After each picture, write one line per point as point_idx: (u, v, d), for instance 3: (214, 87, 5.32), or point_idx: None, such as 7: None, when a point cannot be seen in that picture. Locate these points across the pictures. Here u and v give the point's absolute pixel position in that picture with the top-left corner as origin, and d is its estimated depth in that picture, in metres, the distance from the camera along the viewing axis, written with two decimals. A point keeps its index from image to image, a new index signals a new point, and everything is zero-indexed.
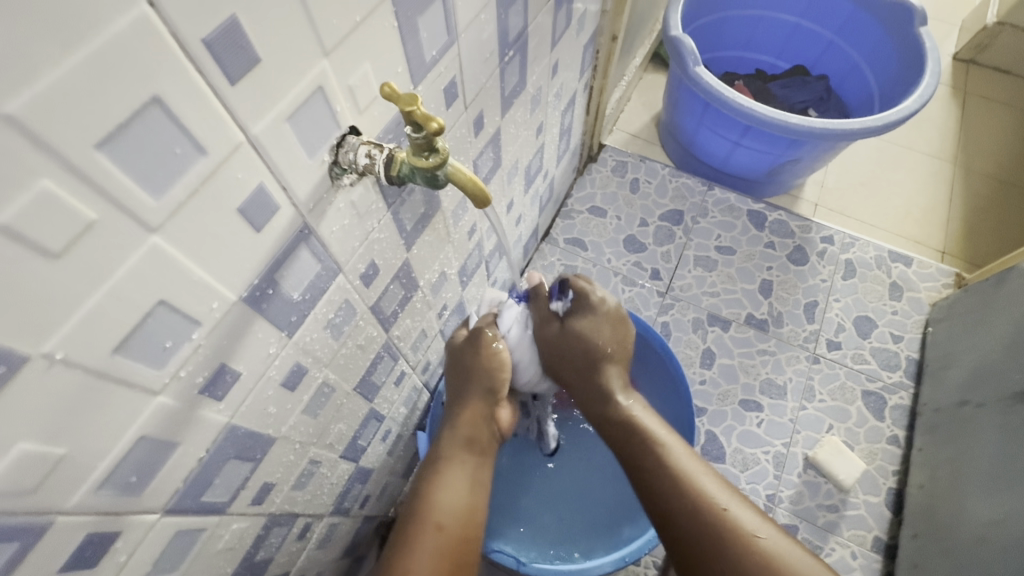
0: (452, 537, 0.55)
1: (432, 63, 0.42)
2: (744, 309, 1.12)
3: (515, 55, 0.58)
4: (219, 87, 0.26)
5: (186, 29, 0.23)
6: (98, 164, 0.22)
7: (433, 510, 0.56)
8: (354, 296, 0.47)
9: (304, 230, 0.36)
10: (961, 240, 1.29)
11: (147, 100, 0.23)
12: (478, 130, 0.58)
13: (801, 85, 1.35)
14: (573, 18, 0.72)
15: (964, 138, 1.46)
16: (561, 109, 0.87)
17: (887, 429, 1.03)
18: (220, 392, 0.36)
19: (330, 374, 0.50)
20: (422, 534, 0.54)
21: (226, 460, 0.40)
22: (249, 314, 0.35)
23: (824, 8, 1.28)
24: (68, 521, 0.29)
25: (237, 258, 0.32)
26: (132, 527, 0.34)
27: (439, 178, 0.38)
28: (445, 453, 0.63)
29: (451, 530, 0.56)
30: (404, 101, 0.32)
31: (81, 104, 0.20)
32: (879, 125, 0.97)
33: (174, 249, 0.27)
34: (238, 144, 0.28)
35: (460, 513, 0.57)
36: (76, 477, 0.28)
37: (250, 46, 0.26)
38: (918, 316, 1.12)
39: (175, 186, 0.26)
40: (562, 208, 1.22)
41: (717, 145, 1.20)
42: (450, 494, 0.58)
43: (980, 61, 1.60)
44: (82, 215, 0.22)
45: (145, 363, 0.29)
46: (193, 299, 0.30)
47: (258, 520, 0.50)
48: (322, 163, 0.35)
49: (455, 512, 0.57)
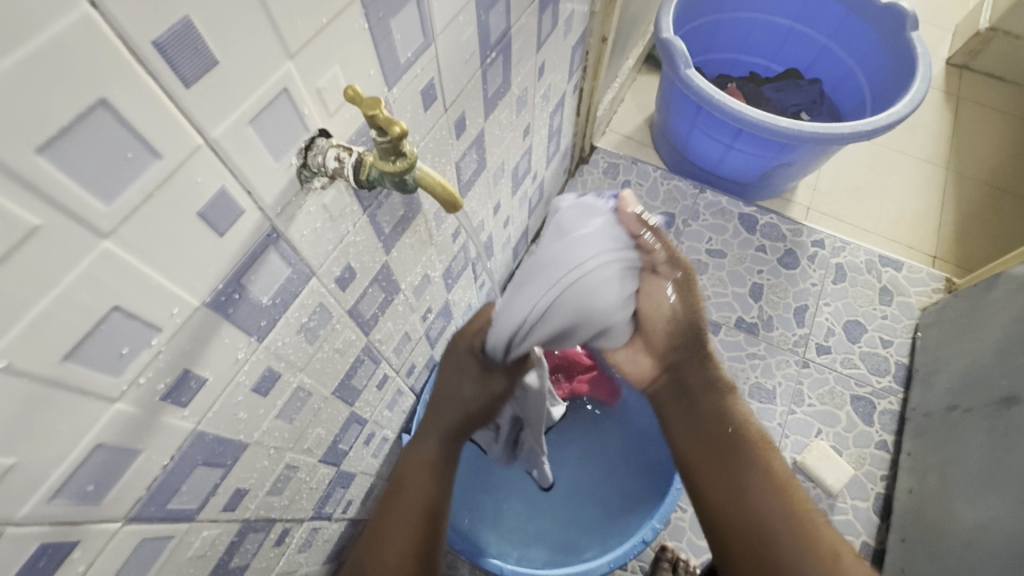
0: (419, 538, 0.54)
1: (407, 65, 0.42)
2: (735, 313, 1.12)
3: (498, 56, 0.58)
4: (173, 89, 0.25)
5: (134, 30, 0.22)
6: (40, 168, 0.21)
7: (404, 511, 0.55)
8: (330, 300, 0.47)
9: (272, 234, 0.36)
10: (952, 245, 1.29)
11: (93, 103, 0.22)
12: (460, 132, 0.57)
13: (794, 88, 1.34)
14: (560, 20, 0.72)
15: (956, 143, 1.46)
16: (549, 111, 0.87)
17: (876, 434, 1.02)
18: (185, 399, 0.35)
19: (305, 378, 0.49)
20: (389, 529, 0.54)
21: (194, 467, 0.39)
22: (214, 320, 0.34)
23: (817, 12, 1.28)
24: (20, 532, 0.28)
25: (200, 263, 0.31)
26: (92, 536, 0.33)
27: (408, 182, 0.37)
28: (421, 456, 0.59)
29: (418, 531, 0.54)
30: (367, 105, 0.31)
31: (19, 106, 0.20)
32: (870, 130, 0.97)
33: (129, 254, 0.27)
34: (196, 147, 0.28)
35: (430, 515, 0.56)
36: (26, 487, 0.27)
37: (206, 49, 0.25)
38: (907, 320, 1.12)
39: (127, 192, 0.25)
40: (552, 210, 1.21)
41: (709, 148, 1.20)
42: (420, 499, 0.56)
43: (973, 66, 1.60)
44: (24, 221, 0.22)
45: (100, 370, 0.28)
46: (152, 305, 0.29)
47: (231, 526, 0.49)
48: (290, 166, 0.35)
49: (424, 515, 0.55)
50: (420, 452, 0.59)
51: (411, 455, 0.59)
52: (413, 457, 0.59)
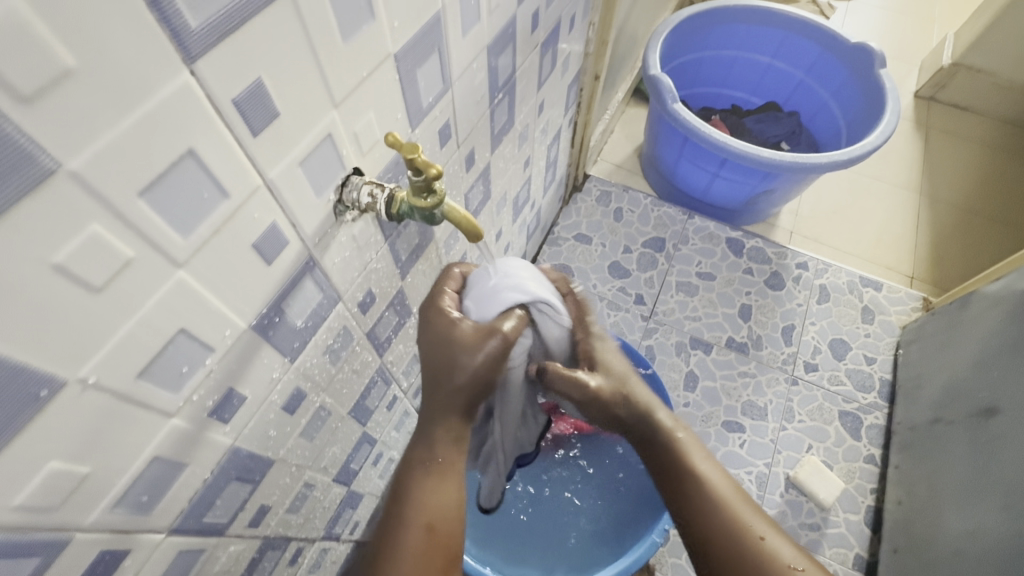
0: (446, 542, 0.49)
1: (428, 108, 0.46)
2: (725, 332, 1.16)
3: (504, 97, 0.63)
4: (244, 137, 0.29)
5: (219, 89, 0.26)
6: (139, 210, 0.25)
7: (424, 510, 0.49)
8: (352, 323, 0.50)
9: (309, 262, 0.39)
10: (928, 266, 1.36)
11: (184, 153, 0.26)
12: (470, 165, 0.62)
13: (774, 120, 1.43)
14: (558, 61, 0.78)
15: (927, 170, 1.54)
16: (547, 142, 0.92)
17: (864, 448, 1.06)
18: (227, 415, 0.38)
19: (326, 398, 0.52)
20: (404, 531, 0.48)
21: (228, 481, 0.42)
22: (257, 341, 0.37)
23: (791, 50, 1.37)
24: (84, 539, 0.30)
25: (250, 289, 0.35)
26: (140, 546, 0.35)
27: (436, 215, 0.41)
28: (430, 451, 0.52)
29: (442, 535, 0.49)
30: (407, 150, 0.35)
31: (128, 157, 0.23)
32: (846, 159, 1.04)
33: (197, 282, 0.30)
34: (256, 187, 0.31)
35: (451, 513, 0.50)
36: (95, 496, 0.30)
37: (271, 103, 0.29)
38: (889, 338, 1.17)
39: (201, 227, 0.29)
40: (549, 236, 1.26)
41: (696, 176, 1.26)
42: (440, 495, 0.50)
43: (939, 98, 1.70)
44: (122, 254, 0.25)
45: (164, 387, 0.31)
46: (209, 326, 0.32)
47: (253, 543, 0.51)
48: (328, 201, 0.38)
49: (446, 514, 0.50)
50: (430, 446, 0.52)
51: (419, 454, 0.52)
52: (423, 452, 0.52)
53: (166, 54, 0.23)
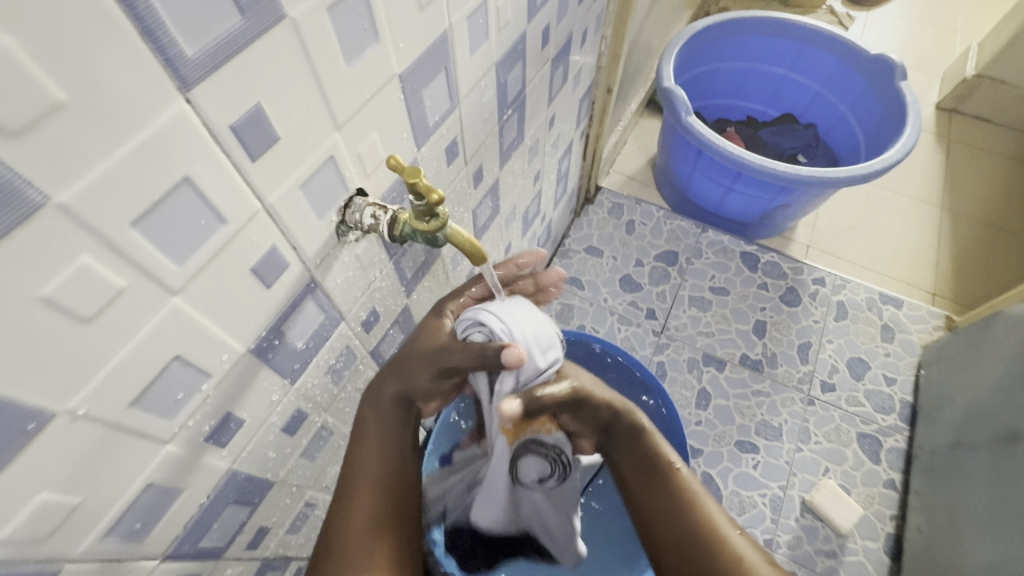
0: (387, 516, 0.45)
1: (435, 126, 0.46)
2: (739, 349, 1.14)
3: (513, 113, 0.62)
4: (242, 163, 0.28)
5: (216, 116, 0.25)
6: (132, 239, 0.24)
7: (367, 479, 0.46)
8: (355, 342, 0.49)
9: (310, 283, 0.39)
10: (951, 282, 1.32)
11: (179, 181, 0.25)
12: (478, 181, 0.61)
13: (790, 132, 1.40)
14: (569, 75, 0.77)
15: (949, 183, 1.50)
16: (558, 156, 0.91)
17: (884, 472, 1.03)
18: (225, 439, 0.37)
19: (329, 418, 0.51)
20: (351, 499, 0.45)
21: (226, 505, 0.41)
22: (256, 364, 0.37)
23: (808, 62, 1.35)
24: (74, 569, 0.30)
25: (248, 313, 0.34)
26: (133, 573, 0.35)
27: (439, 238, 0.41)
28: (364, 423, 0.48)
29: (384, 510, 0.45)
30: (408, 174, 0.35)
31: (121, 188, 0.23)
32: (865, 173, 1.01)
33: (193, 309, 0.30)
34: (255, 212, 0.31)
35: (398, 479, 0.47)
36: (85, 526, 0.29)
37: (271, 128, 0.29)
38: (910, 358, 1.13)
39: (197, 254, 0.28)
40: (559, 248, 1.25)
41: (710, 190, 1.24)
42: (381, 464, 0.47)
43: (962, 110, 1.66)
44: (115, 284, 0.25)
45: (158, 415, 0.31)
46: (206, 352, 0.32)
47: (252, 564, 0.50)
48: (330, 223, 0.38)
49: (393, 481, 0.46)
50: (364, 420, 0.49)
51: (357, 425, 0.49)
52: (366, 428, 0.48)
53: (160, 83, 0.22)
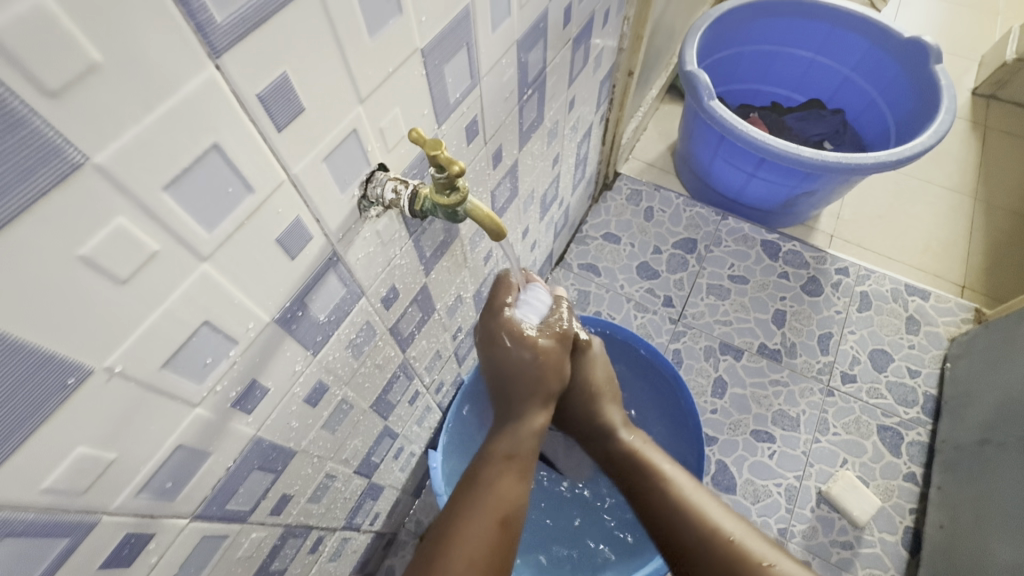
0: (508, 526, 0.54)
1: (455, 104, 0.46)
2: (757, 339, 1.12)
3: (534, 93, 0.62)
4: (268, 132, 0.29)
5: (244, 84, 0.26)
6: (164, 203, 0.25)
7: (499, 500, 0.55)
8: (375, 318, 0.50)
9: (332, 257, 0.39)
10: (980, 274, 1.28)
11: (208, 147, 0.26)
12: (497, 162, 0.61)
13: (817, 119, 1.37)
14: (591, 56, 0.76)
15: (984, 173, 1.45)
16: (577, 140, 0.91)
17: (904, 465, 1.01)
18: (250, 406, 0.38)
19: (348, 392, 0.52)
20: (480, 512, 0.54)
21: (251, 471, 0.43)
22: (280, 334, 0.38)
23: (838, 45, 1.31)
24: (111, 521, 0.31)
25: (273, 282, 0.35)
26: (164, 530, 0.36)
27: (459, 213, 0.41)
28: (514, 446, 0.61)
29: (510, 523, 0.54)
30: (429, 146, 0.35)
31: (154, 153, 0.24)
32: (895, 160, 0.98)
33: (221, 275, 0.30)
34: (280, 182, 0.31)
35: (517, 505, 0.56)
36: (119, 482, 0.31)
37: (296, 99, 0.29)
38: (935, 351, 1.11)
39: (225, 222, 0.29)
40: (577, 234, 1.24)
41: (732, 176, 1.22)
42: (511, 489, 0.57)
43: (1000, 96, 1.59)
44: (147, 246, 0.25)
45: (188, 377, 0.32)
46: (233, 320, 0.33)
47: (275, 530, 0.52)
48: (352, 197, 0.38)
49: (515, 505, 0.56)
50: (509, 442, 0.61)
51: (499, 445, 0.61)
52: (504, 446, 0.61)
53: (191, 49, 0.23)
